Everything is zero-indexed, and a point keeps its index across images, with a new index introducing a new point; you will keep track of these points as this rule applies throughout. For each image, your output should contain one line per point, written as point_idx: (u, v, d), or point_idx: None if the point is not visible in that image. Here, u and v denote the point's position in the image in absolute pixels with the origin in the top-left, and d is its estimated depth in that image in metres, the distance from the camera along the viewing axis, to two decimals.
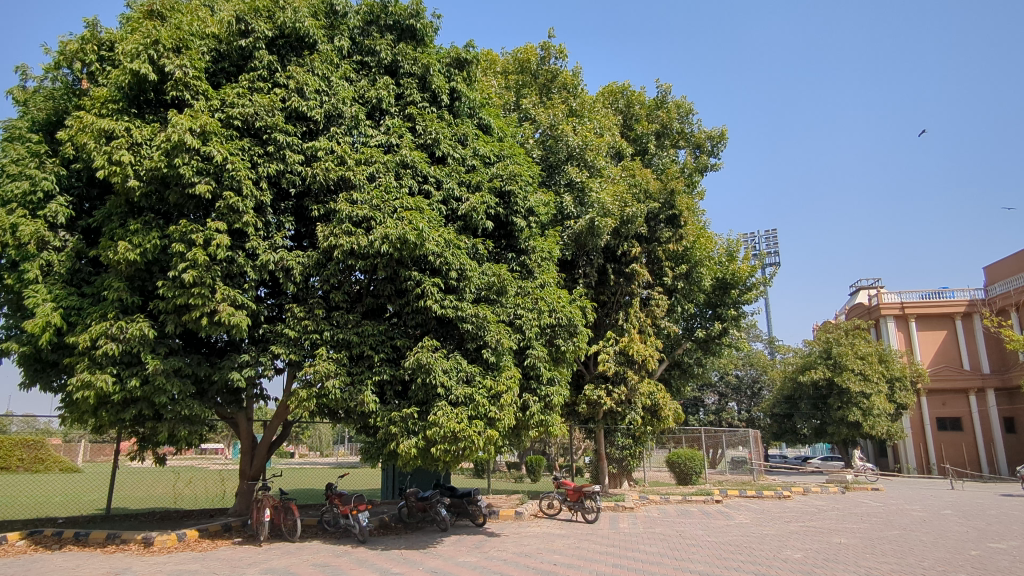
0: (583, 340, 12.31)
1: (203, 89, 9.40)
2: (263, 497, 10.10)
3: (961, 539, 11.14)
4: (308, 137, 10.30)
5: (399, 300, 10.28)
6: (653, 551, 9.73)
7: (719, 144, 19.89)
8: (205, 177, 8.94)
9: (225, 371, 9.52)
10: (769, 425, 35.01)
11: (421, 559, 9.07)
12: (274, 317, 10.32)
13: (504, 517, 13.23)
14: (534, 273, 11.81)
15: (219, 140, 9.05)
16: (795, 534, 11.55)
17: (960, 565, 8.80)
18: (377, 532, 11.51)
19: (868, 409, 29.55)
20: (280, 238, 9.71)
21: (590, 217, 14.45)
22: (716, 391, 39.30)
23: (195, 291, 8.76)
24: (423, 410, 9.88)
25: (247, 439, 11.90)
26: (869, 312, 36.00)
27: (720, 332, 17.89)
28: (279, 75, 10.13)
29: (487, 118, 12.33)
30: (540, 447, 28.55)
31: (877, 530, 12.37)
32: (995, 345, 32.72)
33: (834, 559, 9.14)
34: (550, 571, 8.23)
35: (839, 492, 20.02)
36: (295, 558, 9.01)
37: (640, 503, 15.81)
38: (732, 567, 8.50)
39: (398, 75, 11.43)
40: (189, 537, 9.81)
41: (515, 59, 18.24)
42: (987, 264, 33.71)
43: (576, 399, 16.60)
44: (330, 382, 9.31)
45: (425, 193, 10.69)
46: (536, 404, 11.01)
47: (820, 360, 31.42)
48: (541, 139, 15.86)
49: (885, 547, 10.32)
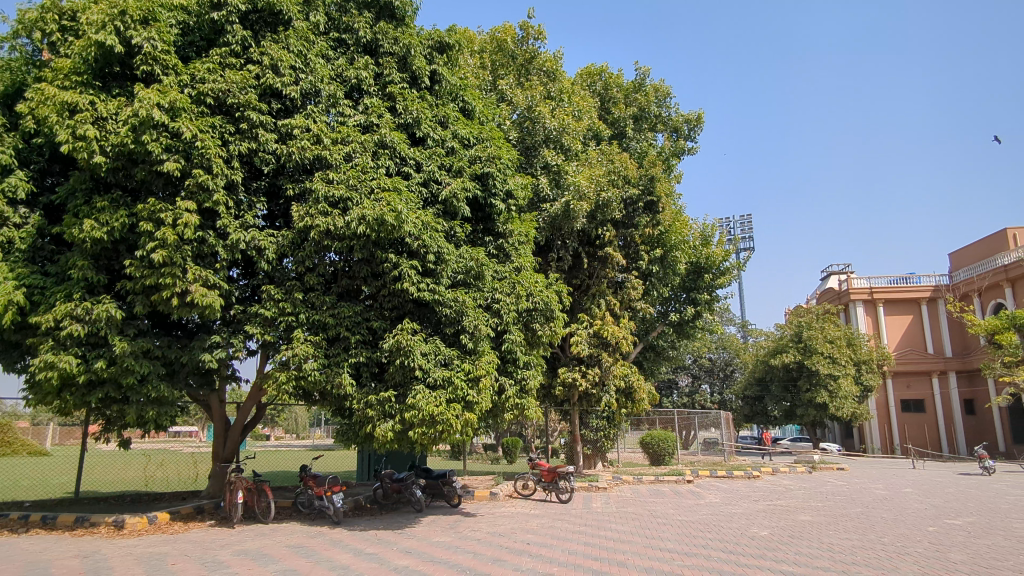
0: (559, 325, 12.21)
1: (173, 64, 9.16)
2: (236, 479, 10.02)
3: (921, 516, 11.57)
4: (283, 115, 10.13)
5: (376, 283, 10.16)
6: (625, 530, 9.89)
7: (696, 128, 20.06)
8: (174, 154, 8.77)
9: (196, 353, 9.36)
10: (740, 407, 35.68)
11: (396, 540, 9.10)
12: (247, 298, 10.16)
13: (479, 498, 13.33)
14: (511, 256, 11.81)
15: (189, 116, 8.85)
16: (762, 513, 11.85)
17: (918, 540, 9.17)
18: (352, 513, 11.53)
19: (835, 390, 30.39)
20: (251, 217, 9.54)
21: (566, 200, 14.61)
22: (689, 373, 39.82)
23: (163, 272, 8.55)
24: (401, 393, 9.82)
25: (220, 420, 11.71)
26: (838, 297, 36.80)
27: (694, 316, 18.12)
28: (253, 51, 9.89)
29: (469, 101, 12.22)
30: (516, 429, 28.82)
31: (841, 507, 12.79)
32: (958, 329, 33.75)
33: (799, 537, 9.41)
34: (523, 550, 8.30)
35: (806, 472, 20.63)
36: (268, 539, 8.95)
37: (613, 483, 16.08)
38: (702, 545, 8.68)
39: (377, 54, 11.27)
40: (161, 519, 9.68)
41: (493, 38, 17.96)
42: (952, 251, 34.66)
43: (552, 381, 16.73)
44: (307, 364, 9.23)
45: (404, 174, 10.57)
46: (512, 388, 11.07)
47: (791, 344, 32.08)
48: (519, 121, 15.91)
49: (848, 524, 10.68)
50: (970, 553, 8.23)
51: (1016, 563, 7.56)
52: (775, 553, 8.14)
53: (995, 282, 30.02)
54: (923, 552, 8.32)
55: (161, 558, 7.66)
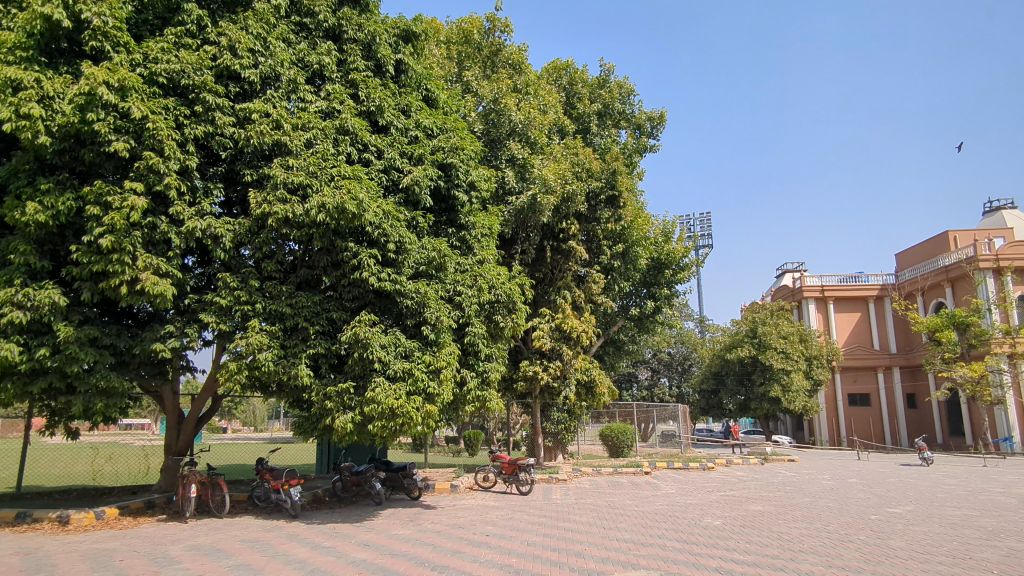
0: (521, 317, 12.24)
1: (125, 41, 8.80)
2: (189, 473, 9.76)
3: (864, 505, 12.08)
4: (241, 99, 9.88)
5: (336, 273, 10.00)
6: (583, 520, 10.04)
7: (658, 126, 20.35)
8: (124, 135, 8.45)
9: (148, 343, 9.05)
10: (697, 400, 36.49)
11: (354, 533, 9.00)
12: (203, 287, 9.88)
13: (439, 490, 13.30)
14: (473, 248, 11.73)
15: (140, 96, 8.51)
16: (715, 503, 12.19)
17: (860, 528, 9.58)
18: (310, 507, 11.36)
19: (787, 384, 31.40)
20: (207, 204, 9.26)
21: (532, 193, 14.63)
22: (649, 367, 40.49)
23: (111, 257, 8.21)
24: (360, 385, 9.71)
25: (173, 413, 11.39)
26: (791, 294, 37.93)
27: (654, 311, 18.41)
28: (210, 31, 9.62)
29: (432, 90, 12.08)
30: (478, 421, 28.87)
31: (790, 497, 13.24)
32: (902, 326, 35.23)
33: (750, 526, 9.70)
34: (482, 541, 8.34)
35: (758, 463, 21.26)
36: (222, 534, 8.74)
37: (573, 474, 16.27)
38: (657, 535, 8.87)
39: (340, 40, 11.06)
40: (108, 514, 9.36)
41: (460, 28, 17.76)
42: (898, 252, 36.10)
43: (513, 373, 16.78)
44: (262, 355, 9.03)
45: (365, 162, 10.43)
46: (473, 379, 11.07)
47: (746, 339, 32.94)
48: (485, 113, 15.86)
49: (796, 513, 11.09)
50: (908, 540, 8.64)
51: (950, 549, 7.97)
52: (727, 542, 8.37)
53: (936, 282, 31.52)
54: (865, 539, 8.69)
55: (107, 554, 7.40)
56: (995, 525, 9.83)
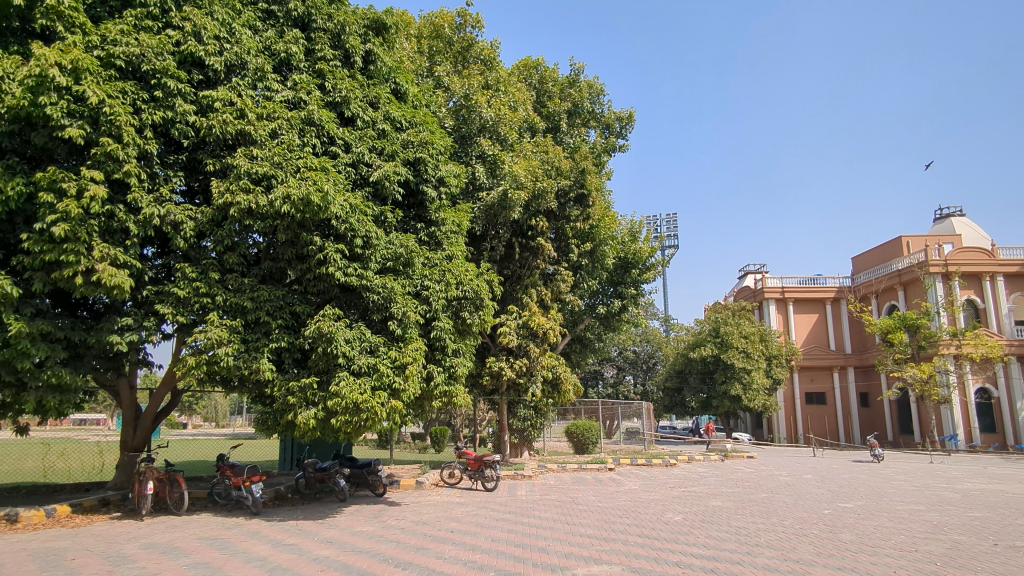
0: (489, 314, 12.21)
1: (81, 22, 8.51)
2: (147, 469, 9.50)
3: (819, 500, 12.46)
4: (204, 87, 9.67)
5: (300, 266, 9.84)
6: (547, 516, 10.13)
7: (627, 126, 20.57)
8: (78, 120, 8.16)
9: (103, 335, 8.77)
10: (660, 397, 37.07)
11: (316, 530, 8.89)
12: (161, 279, 9.62)
13: (405, 487, 13.23)
14: (443, 244, 11.68)
15: (95, 79, 8.23)
16: (677, 499, 12.43)
17: (815, 523, 9.87)
18: (272, 504, 11.19)
19: (747, 383, 32.15)
20: (167, 191, 9.02)
21: (502, 189, 14.63)
22: (614, 365, 40.98)
23: (64, 247, 7.92)
24: (324, 380, 9.59)
25: (129, 408, 11.06)
26: (752, 295, 38.78)
27: (620, 310, 18.63)
28: (173, 15, 9.39)
29: (402, 84, 11.95)
30: (445, 417, 28.80)
31: (749, 493, 13.57)
32: (857, 327, 36.39)
33: (709, 521, 9.94)
34: (447, 538, 8.33)
35: (719, 460, 21.73)
36: (179, 532, 8.54)
37: (538, 471, 16.39)
38: (619, 531, 9.00)
39: (309, 29, 10.89)
40: (59, 512, 9.05)
41: (431, 22, 17.65)
42: (855, 256, 37.24)
43: (480, 370, 16.79)
44: (221, 350, 8.86)
45: (331, 155, 10.30)
46: (440, 375, 11.02)
47: (709, 338, 33.62)
48: (455, 109, 15.83)
49: (754, 509, 11.37)
50: (860, 534, 8.95)
51: (897, 542, 8.30)
52: (687, 538, 8.55)
53: (890, 285, 32.67)
54: (819, 533, 8.97)
55: (58, 553, 7.16)
56: (940, 519, 10.28)
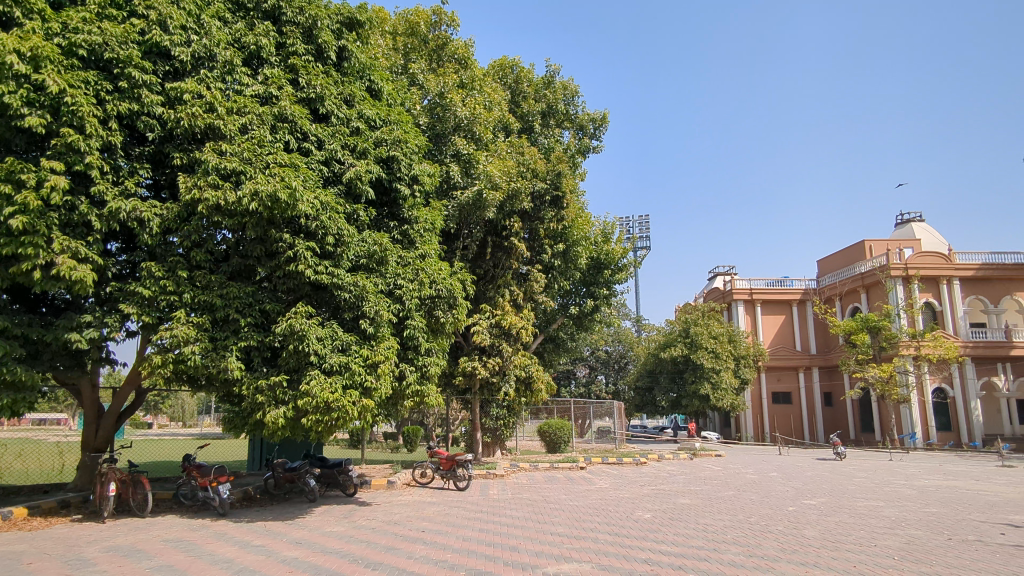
0: (463, 313, 12.18)
1: (39, 9, 8.25)
2: (109, 470, 9.26)
3: (784, 498, 12.74)
4: (171, 79, 9.46)
5: (270, 263, 9.69)
6: (519, 515, 10.15)
7: (600, 127, 20.73)
8: (38, 109, 7.91)
9: (63, 332, 8.52)
10: (632, 397, 37.45)
11: (285, 531, 8.77)
12: (125, 275, 9.39)
13: (376, 486, 13.15)
14: (416, 243, 11.61)
15: (55, 68, 7.98)
16: (647, 497, 12.57)
17: (780, 520, 10.09)
18: (240, 505, 10.99)
19: (716, 382, 32.69)
20: (132, 185, 8.81)
21: (477, 188, 14.63)
22: (587, 364, 41.27)
23: (22, 240, 7.66)
24: (293, 378, 9.46)
25: (91, 408, 10.80)
26: (721, 296, 39.42)
27: (592, 309, 18.79)
28: (138, 4, 9.17)
29: (376, 81, 11.85)
30: (417, 417, 28.65)
31: (717, 491, 13.81)
32: (822, 328, 37.27)
33: (678, 518, 10.09)
34: (419, 538, 8.29)
35: (687, 459, 22.07)
36: (143, 534, 8.35)
37: (510, 470, 16.42)
38: (590, 529, 9.07)
39: (280, 23, 10.73)
40: (16, 515, 8.76)
41: (405, 20, 17.51)
42: (820, 258, 38.12)
43: (453, 369, 16.76)
44: (188, 348, 8.70)
45: (304, 151, 10.17)
46: (412, 374, 10.93)
47: (679, 339, 34.09)
48: (430, 107, 15.73)
49: (721, 506, 11.57)
50: (822, 530, 9.18)
51: (857, 537, 8.55)
52: (656, 535, 8.67)
53: (853, 287, 33.54)
54: (783, 530, 9.17)
55: (14, 558, 6.93)
56: (897, 514, 10.62)
